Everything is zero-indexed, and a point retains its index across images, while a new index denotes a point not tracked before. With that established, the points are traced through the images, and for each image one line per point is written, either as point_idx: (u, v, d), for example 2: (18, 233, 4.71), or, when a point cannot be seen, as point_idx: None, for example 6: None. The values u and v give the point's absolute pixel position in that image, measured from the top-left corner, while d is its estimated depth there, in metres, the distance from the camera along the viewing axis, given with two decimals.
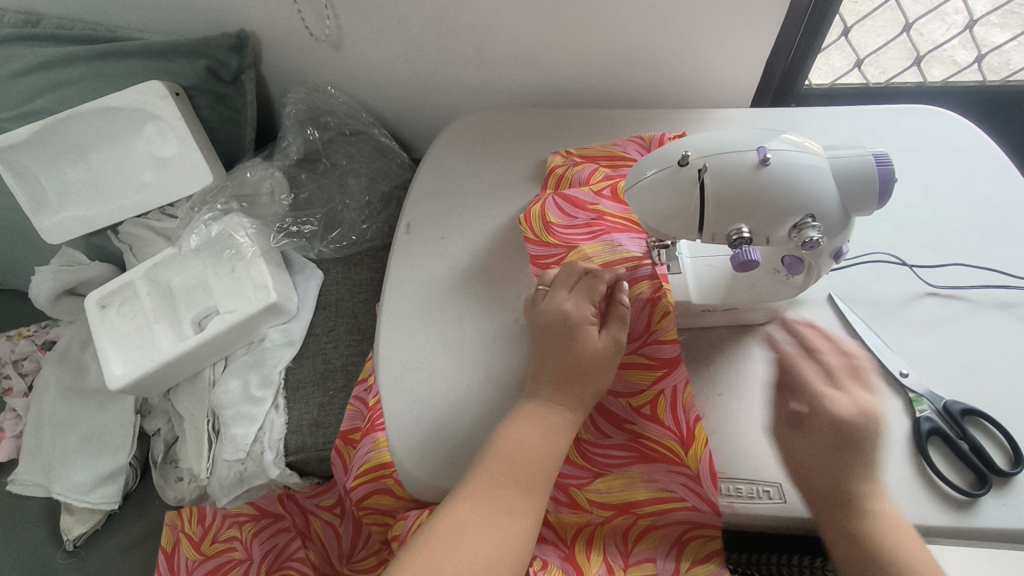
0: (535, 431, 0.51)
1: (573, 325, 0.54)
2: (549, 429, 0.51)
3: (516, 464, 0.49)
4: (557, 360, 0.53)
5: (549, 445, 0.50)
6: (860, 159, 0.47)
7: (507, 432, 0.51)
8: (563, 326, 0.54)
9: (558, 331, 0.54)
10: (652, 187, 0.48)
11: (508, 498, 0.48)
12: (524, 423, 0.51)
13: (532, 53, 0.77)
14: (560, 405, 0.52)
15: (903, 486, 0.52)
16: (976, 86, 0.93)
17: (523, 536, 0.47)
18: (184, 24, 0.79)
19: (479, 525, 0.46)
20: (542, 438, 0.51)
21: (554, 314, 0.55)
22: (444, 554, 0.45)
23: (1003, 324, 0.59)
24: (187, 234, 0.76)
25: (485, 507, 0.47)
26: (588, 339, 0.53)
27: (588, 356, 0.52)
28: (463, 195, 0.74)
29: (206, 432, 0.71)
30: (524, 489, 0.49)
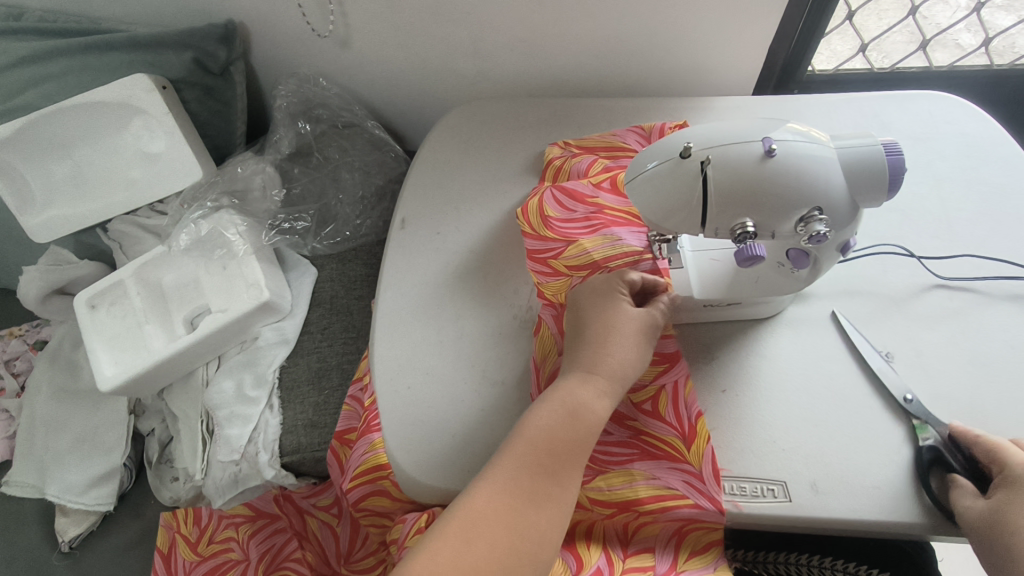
0: (572, 408, 0.48)
1: (610, 303, 0.52)
2: (585, 407, 0.48)
3: (543, 449, 0.47)
4: (594, 336, 0.51)
5: (582, 426, 0.47)
6: (869, 149, 0.45)
7: (541, 411, 0.48)
8: (599, 305, 0.52)
9: (593, 309, 0.52)
10: (653, 181, 0.46)
11: (533, 486, 0.45)
12: (561, 398, 0.48)
13: (528, 41, 0.75)
14: (595, 380, 0.49)
15: (911, 484, 0.50)
16: (983, 70, 0.91)
17: (546, 531, 0.45)
18: (170, 14, 0.77)
19: (496, 517, 0.44)
20: (578, 415, 0.48)
21: (591, 294, 0.53)
22: (456, 546, 0.43)
23: (1013, 316, 0.58)
24: (175, 232, 0.74)
25: (507, 497, 0.45)
26: (626, 315, 0.51)
27: (625, 332, 0.50)
28: (459, 189, 0.73)
29: (200, 432, 0.70)
30: (553, 476, 0.46)
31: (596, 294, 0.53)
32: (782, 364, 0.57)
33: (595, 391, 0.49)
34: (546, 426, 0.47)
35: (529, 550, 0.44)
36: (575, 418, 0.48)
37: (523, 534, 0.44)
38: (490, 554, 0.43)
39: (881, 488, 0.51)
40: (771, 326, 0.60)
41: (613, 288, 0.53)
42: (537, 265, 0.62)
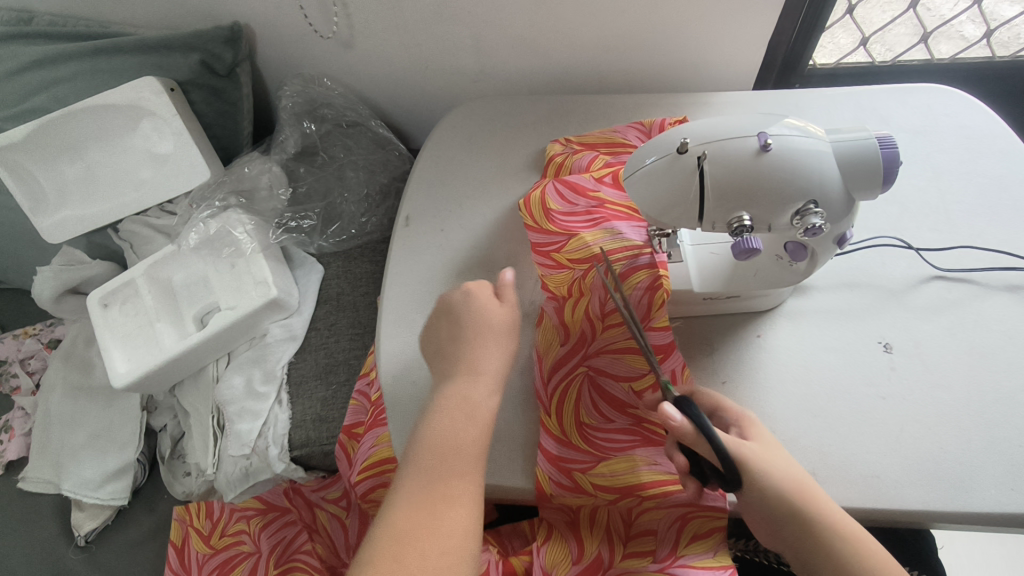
0: (465, 406, 0.47)
1: (473, 302, 0.52)
2: (475, 403, 0.47)
3: (445, 451, 0.44)
4: (475, 336, 0.51)
5: (478, 418, 0.46)
6: (863, 143, 0.46)
7: (436, 421, 0.46)
8: (454, 310, 0.53)
9: (453, 316, 0.52)
10: (651, 176, 0.47)
11: (442, 489, 0.43)
12: (451, 399, 0.47)
13: (529, 39, 0.76)
14: (485, 372, 0.49)
15: (907, 471, 0.51)
16: (985, 62, 0.91)
17: (467, 529, 0.41)
18: (177, 17, 0.78)
19: (417, 529, 0.40)
20: (475, 408, 0.47)
21: (451, 303, 0.53)
22: (387, 567, 0.38)
23: (1010, 307, 0.58)
24: (186, 231, 0.76)
25: (418, 508, 0.42)
26: (495, 308, 0.52)
27: (503, 326, 0.52)
28: (462, 186, 0.74)
29: (211, 427, 0.72)
30: (459, 471, 0.44)
31: (456, 301, 0.53)
32: (781, 356, 0.58)
33: (489, 390, 0.48)
34: (447, 436, 0.45)
35: (458, 553, 0.40)
36: (472, 411, 0.47)
37: (447, 539, 0.40)
38: (422, 567, 0.38)
39: (877, 476, 0.51)
40: (770, 319, 0.61)
41: (454, 294, 0.54)
42: (540, 258, 0.63)
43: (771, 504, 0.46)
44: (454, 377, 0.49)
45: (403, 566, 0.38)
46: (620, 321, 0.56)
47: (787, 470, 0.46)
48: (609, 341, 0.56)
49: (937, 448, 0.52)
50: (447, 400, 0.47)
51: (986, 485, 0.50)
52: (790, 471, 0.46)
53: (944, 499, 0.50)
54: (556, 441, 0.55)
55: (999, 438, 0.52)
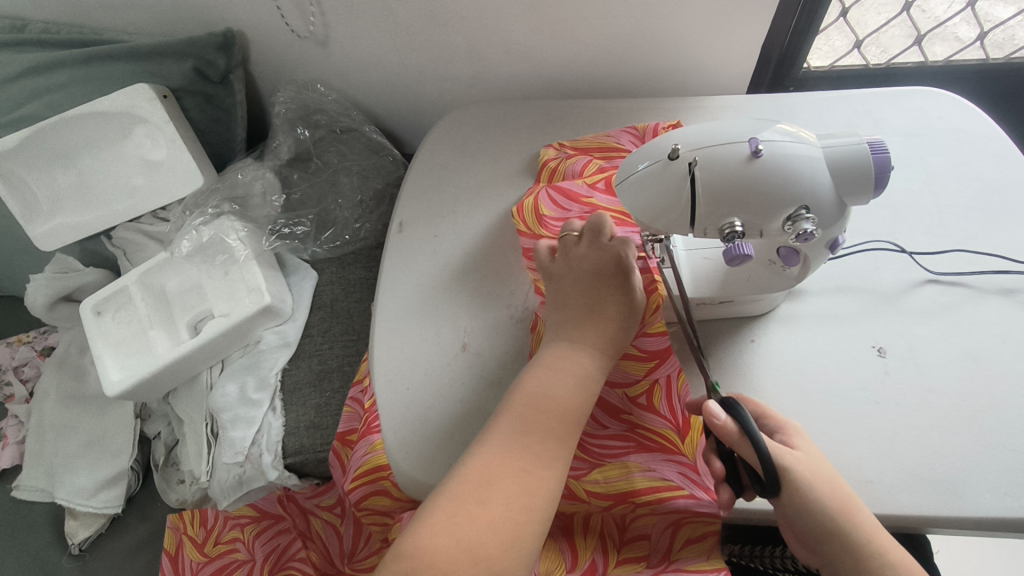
0: (575, 373, 0.50)
1: (605, 270, 0.53)
2: (589, 371, 0.50)
3: (547, 410, 0.48)
4: (595, 304, 0.53)
5: (585, 389, 0.49)
6: (854, 148, 0.46)
7: (539, 373, 0.50)
8: (589, 273, 0.54)
9: (586, 278, 0.54)
10: (642, 182, 0.47)
11: (538, 447, 0.46)
12: (564, 364, 0.50)
13: (523, 43, 0.76)
14: (597, 347, 0.51)
15: (902, 477, 0.51)
16: (979, 64, 0.92)
17: (549, 491, 0.44)
18: (170, 24, 0.78)
19: (505, 476, 0.44)
20: (584, 378, 0.50)
21: (588, 260, 0.54)
22: (470, 507, 0.42)
23: (1004, 310, 0.58)
24: (178, 239, 0.75)
25: (512, 457, 0.45)
26: (632, 285, 0.53)
27: (622, 304, 0.53)
28: (457, 191, 0.73)
29: (205, 434, 0.71)
30: (557, 435, 0.47)
31: (591, 261, 0.54)
32: (775, 361, 0.58)
33: (598, 358, 0.51)
34: (555, 390, 0.49)
35: (537, 505, 0.43)
36: (580, 381, 0.49)
37: (530, 494, 0.44)
38: (506, 514, 0.42)
39: (872, 483, 0.51)
40: (763, 324, 0.60)
41: (605, 253, 0.54)
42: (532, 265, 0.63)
43: (812, 517, 0.45)
44: (568, 339, 0.52)
45: (487, 508, 0.42)
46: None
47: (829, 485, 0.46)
48: None
49: (931, 453, 0.52)
50: (557, 358, 0.51)
51: (981, 490, 0.50)
52: (834, 485, 0.46)
53: (938, 504, 0.50)
54: None
55: (994, 444, 0.52)
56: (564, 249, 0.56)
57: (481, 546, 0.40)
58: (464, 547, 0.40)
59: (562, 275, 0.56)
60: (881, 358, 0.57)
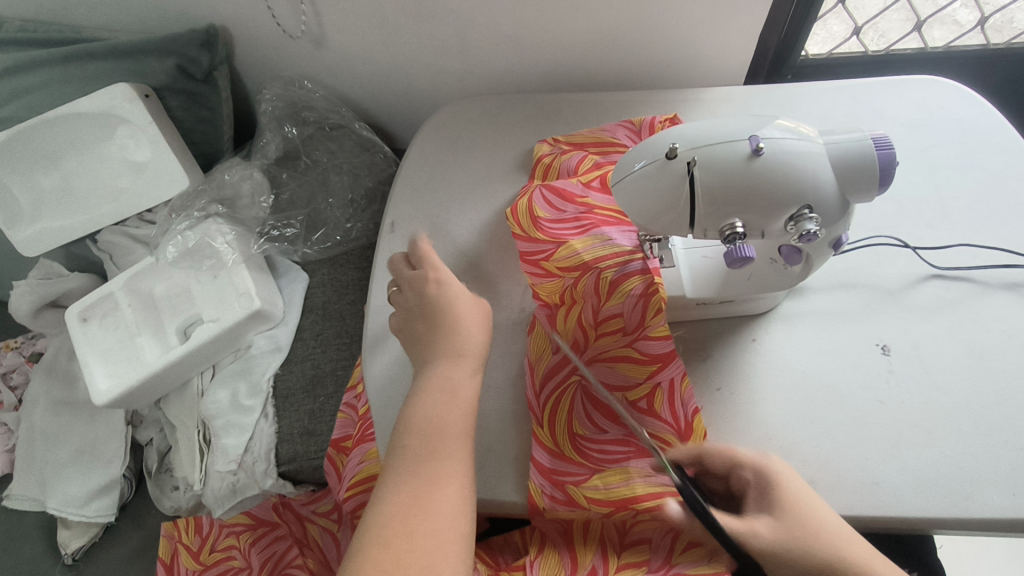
0: (449, 392, 0.47)
1: (426, 283, 0.53)
2: (459, 382, 0.48)
3: (430, 433, 0.45)
4: (453, 312, 0.51)
5: (460, 396, 0.47)
6: (857, 144, 0.44)
7: (420, 404, 0.47)
8: (415, 301, 0.53)
9: (418, 304, 0.52)
10: (638, 182, 0.45)
11: (436, 474, 0.43)
12: (434, 387, 0.47)
13: (514, 36, 0.74)
14: (452, 354, 0.49)
15: (908, 478, 0.50)
16: (979, 50, 0.90)
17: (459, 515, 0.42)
18: (150, 21, 0.76)
19: (413, 517, 0.41)
20: (456, 394, 0.47)
21: (413, 281, 0.54)
22: (394, 555, 0.39)
23: (1009, 305, 0.57)
24: (164, 243, 0.74)
25: (410, 491, 0.42)
26: (447, 286, 0.53)
27: (458, 305, 0.51)
28: (449, 190, 0.72)
29: (198, 442, 0.70)
30: (445, 453, 0.44)
31: (426, 281, 0.53)
32: (778, 361, 0.57)
33: (469, 365, 0.49)
34: (433, 415, 0.46)
35: (451, 533, 0.41)
36: (454, 393, 0.47)
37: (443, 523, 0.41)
38: (426, 551, 0.39)
39: (877, 485, 0.50)
40: (764, 323, 0.59)
41: (415, 278, 0.54)
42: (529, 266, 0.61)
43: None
44: (428, 366, 0.49)
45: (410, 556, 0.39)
46: (612, 331, 0.55)
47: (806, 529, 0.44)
48: (602, 350, 0.55)
49: (937, 453, 0.51)
50: (433, 384, 0.48)
51: (988, 490, 0.49)
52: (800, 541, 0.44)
53: (942, 505, 0.49)
54: (550, 452, 0.54)
55: (1001, 443, 0.51)
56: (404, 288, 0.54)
57: None
58: None
59: (411, 310, 0.53)
60: (885, 356, 0.56)
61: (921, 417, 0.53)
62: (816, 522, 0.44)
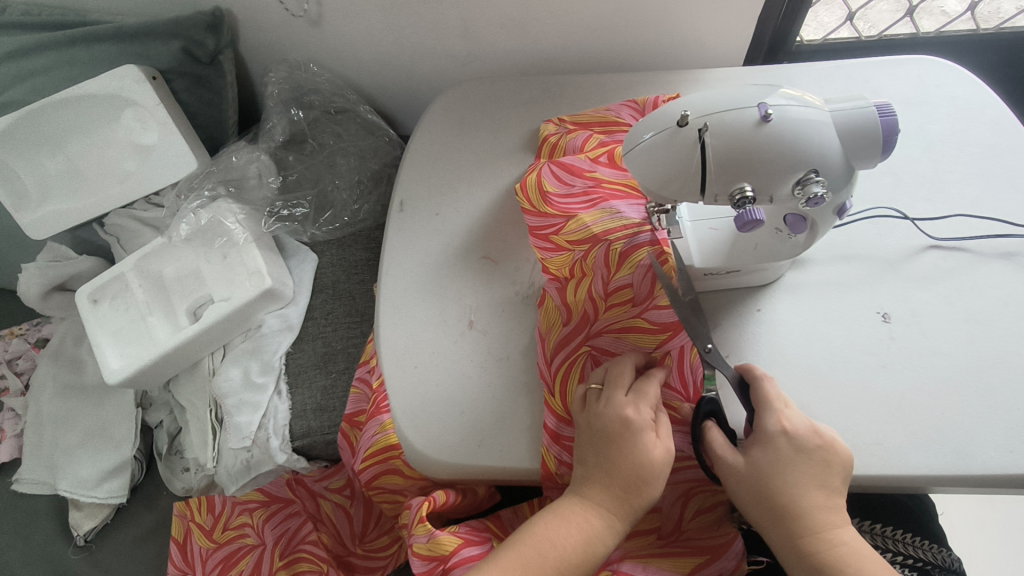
0: (581, 532, 0.48)
1: (631, 441, 0.48)
2: (597, 533, 0.48)
3: (547, 563, 0.47)
4: (616, 463, 0.48)
5: (592, 551, 0.47)
6: (861, 111, 0.46)
7: (556, 515, 0.49)
8: (613, 431, 0.49)
9: (611, 436, 0.49)
10: (651, 150, 0.46)
11: None
12: (574, 519, 0.48)
13: (518, 19, 0.75)
14: (611, 510, 0.48)
15: (909, 438, 0.52)
16: (968, 35, 0.92)
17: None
18: (155, 4, 0.76)
19: None
20: (588, 541, 0.47)
21: (602, 407, 0.50)
22: None
23: (1005, 274, 0.59)
24: (176, 223, 0.75)
25: None
26: (651, 458, 0.48)
27: (648, 473, 0.47)
28: (456, 169, 0.73)
29: (210, 421, 0.71)
30: None
31: (609, 414, 0.50)
32: (782, 329, 0.58)
33: (611, 520, 0.48)
34: (559, 544, 0.47)
35: None
36: (589, 541, 0.47)
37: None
38: None
39: (880, 445, 0.52)
40: (769, 293, 0.61)
41: (631, 416, 0.49)
42: (540, 241, 0.63)
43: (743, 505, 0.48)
44: (581, 491, 0.49)
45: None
46: (622, 301, 0.56)
47: (773, 471, 0.47)
48: (611, 322, 0.56)
49: (936, 415, 0.53)
50: (569, 513, 0.49)
51: (987, 449, 0.51)
52: (765, 486, 0.47)
53: (941, 462, 0.51)
54: (559, 418, 0.55)
55: (1000, 402, 0.53)
56: (587, 400, 0.52)
57: None
58: None
59: (582, 429, 0.51)
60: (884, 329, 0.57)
61: (928, 382, 0.54)
62: (789, 481, 0.46)
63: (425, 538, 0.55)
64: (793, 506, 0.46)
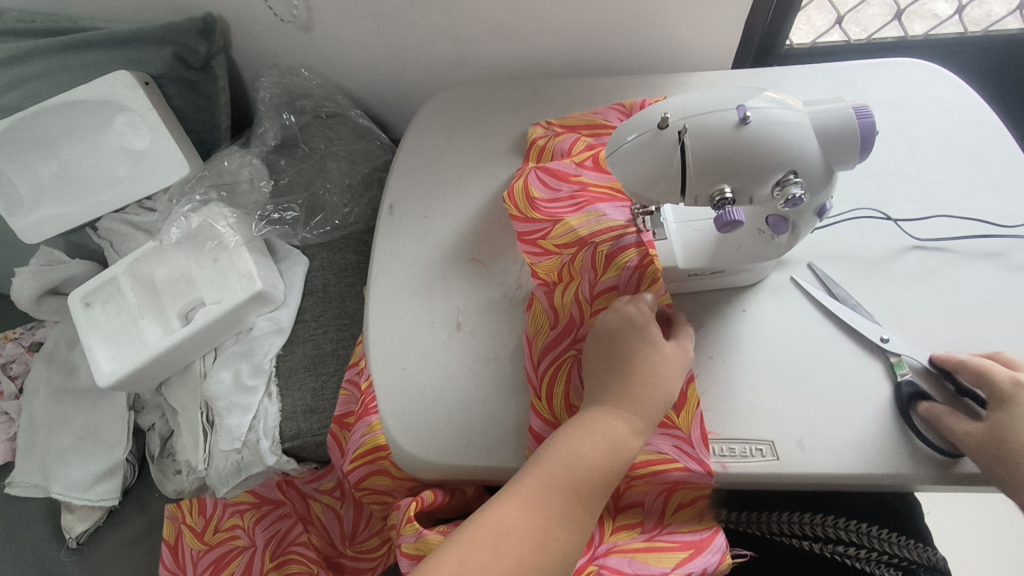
0: (605, 435, 0.47)
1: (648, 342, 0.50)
2: (622, 434, 0.47)
3: (576, 470, 0.46)
4: (633, 363, 0.49)
5: (618, 452, 0.47)
6: (839, 113, 0.47)
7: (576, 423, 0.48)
8: (621, 332, 0.50)
9: (620, 337, 0.50)
10: (633, 152, 0.47)
11: (561, 507, 0.45)
12: (594, 425, 0.47)
13: (507, 24, 0.75)
14: (632, 411, 0.48)
15: (888, 440, 0.52)
16: (958, 37, 0.93)
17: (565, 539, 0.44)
18: (147, 10, 0.77)
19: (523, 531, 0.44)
20: (613, 442, 0.47)
21: (607, 316, 0.52)
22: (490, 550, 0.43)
23: (987, 274, 0.60)
24: (166, 227, 0.75)
25: (529, 510, 0.44)
26: (663, 354, 0.50)
27: (661, 370, 0.49)
28: (445, 172, 0.73)
29: (200, 423, 0.71)
30: (579, 496, 0.45)
31: (617, 319, 0.51)
32: (766, 328, 0.59)
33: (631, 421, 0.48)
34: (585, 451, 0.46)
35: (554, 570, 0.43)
36: (614, 443, 0.47)
37: (547, 540, 0.44)
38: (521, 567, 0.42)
39: (864, 442, 0.52)
40: (753, 294, 0.61)
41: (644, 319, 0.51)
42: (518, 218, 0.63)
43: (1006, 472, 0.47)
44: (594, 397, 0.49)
45: (501, 541, 0.43)
46: (609, 302, 0.56)
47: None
48: None
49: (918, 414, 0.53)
50: (586, 418, 0.48)
51: None
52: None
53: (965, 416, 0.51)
54: (546, 422, 0.55)
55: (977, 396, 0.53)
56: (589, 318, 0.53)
57: None
58: None
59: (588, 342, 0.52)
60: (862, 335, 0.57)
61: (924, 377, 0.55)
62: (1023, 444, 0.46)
63: (413, 537, 0.55)
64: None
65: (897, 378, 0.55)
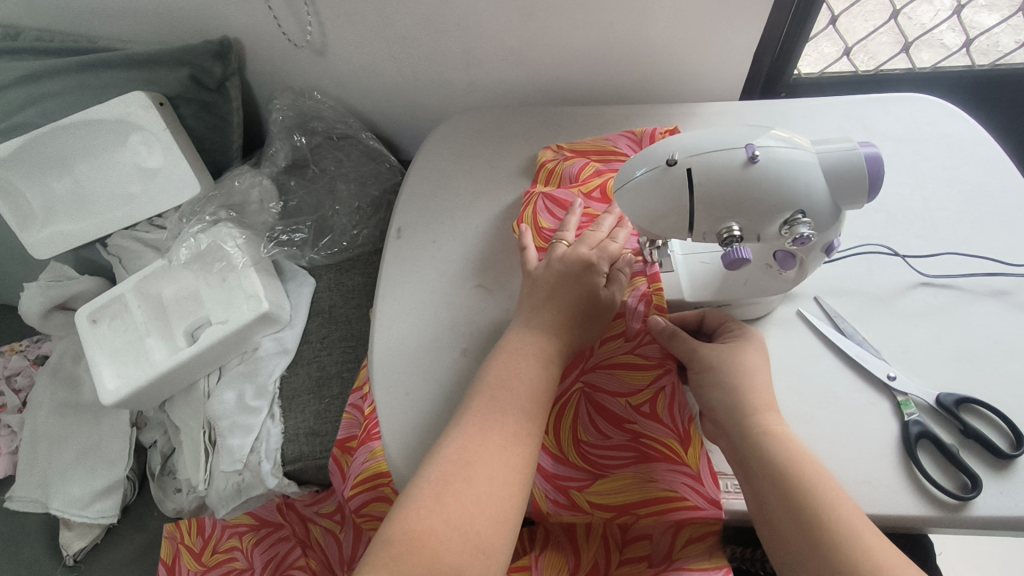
0: (529, 370, 0.50)
1: (587, 294, 0.54)
2: (541, 372, 0.50)
3: (501, 407, 0.48)
4: (564, 299, 0.54)
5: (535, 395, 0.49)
6: (848, 153, 0.47)
7: (498, 363, 0.51)
8: (570, 274, 0.55)
9: (568, 277, 0.55)
10: (642, 187, 0.47)
11: (494, 440, 0.46)
12: (521, 363, 0.51)
13: (518, 51, 0.76)
14: (552, 354, 0.52)
15: (893, 482, 0.52)
16: (965, 70, 0.94)
17: (530, 456, 0.47)
18: (165, 31, 0.78)
19: (479, 467, 0.45)
20: (530, 384, 0.50)
21: (561, 258, 0.56)
22: (453, 494, 0.43)
23: (995, 312, 0.59)
24: (177, 245, 0.76)
25: (465, 456, 0.45)
26: (593, 298, 0.54)
27: (585, 312, 0.54)
28: (453, 197, 0.74)
29: (203, 443, 0.71)
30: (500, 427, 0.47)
31: (566, 264, 0.55)
32: (774, 362, 0.59)
33: (544, 363, 0.51)
34: (507, 392, 0.49)
35: (496, 514, 0.43)
36: (524, 377, 0.50)
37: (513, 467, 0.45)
38: (475, 510, 0.43)
39: (872, 482, 0.52)
40: (760, 327, 0.61)
41: (580, 265, 0.55)
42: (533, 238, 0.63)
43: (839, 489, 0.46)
44: (529, 328, 0.53)
45: (472, 482, 0.44)
46: (619, 330, 0.57)
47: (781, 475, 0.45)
48: (606, 356, 0.57)
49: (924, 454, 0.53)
50: (515, 353, 0.52)
51: (976, 490, 0.50)
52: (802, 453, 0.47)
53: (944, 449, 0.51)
54: (553, 458, 0.55)
55: (994, 437, 0.53)
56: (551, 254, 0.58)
57: (469, 527, 0.42)
58: (453, 528, 0.42)
59: (540, 278, 0.56)
60: (870, 372, 0.57)
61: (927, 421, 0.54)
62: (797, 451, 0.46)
63: None
64: (820, 497, 0.44)
65: (904, 418, 0.54)
